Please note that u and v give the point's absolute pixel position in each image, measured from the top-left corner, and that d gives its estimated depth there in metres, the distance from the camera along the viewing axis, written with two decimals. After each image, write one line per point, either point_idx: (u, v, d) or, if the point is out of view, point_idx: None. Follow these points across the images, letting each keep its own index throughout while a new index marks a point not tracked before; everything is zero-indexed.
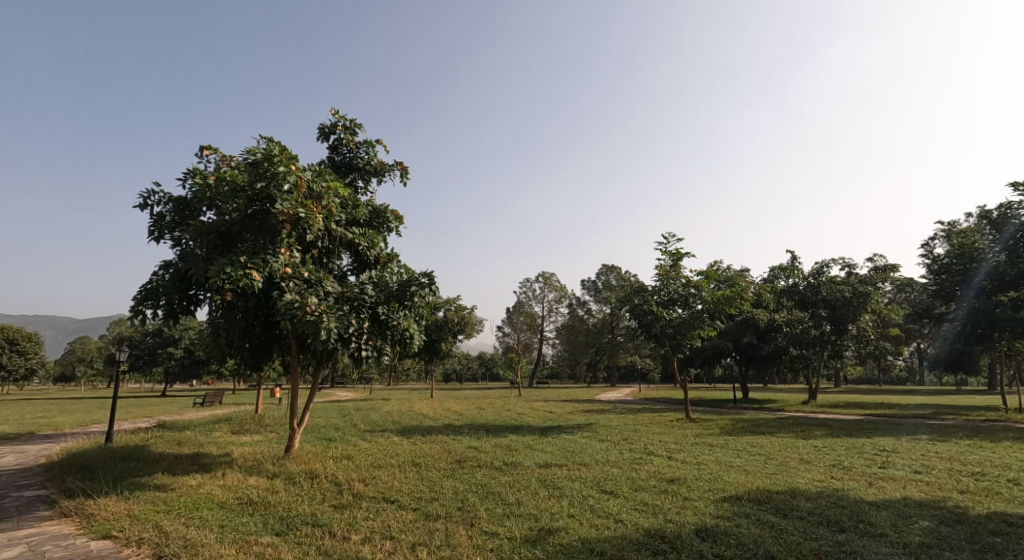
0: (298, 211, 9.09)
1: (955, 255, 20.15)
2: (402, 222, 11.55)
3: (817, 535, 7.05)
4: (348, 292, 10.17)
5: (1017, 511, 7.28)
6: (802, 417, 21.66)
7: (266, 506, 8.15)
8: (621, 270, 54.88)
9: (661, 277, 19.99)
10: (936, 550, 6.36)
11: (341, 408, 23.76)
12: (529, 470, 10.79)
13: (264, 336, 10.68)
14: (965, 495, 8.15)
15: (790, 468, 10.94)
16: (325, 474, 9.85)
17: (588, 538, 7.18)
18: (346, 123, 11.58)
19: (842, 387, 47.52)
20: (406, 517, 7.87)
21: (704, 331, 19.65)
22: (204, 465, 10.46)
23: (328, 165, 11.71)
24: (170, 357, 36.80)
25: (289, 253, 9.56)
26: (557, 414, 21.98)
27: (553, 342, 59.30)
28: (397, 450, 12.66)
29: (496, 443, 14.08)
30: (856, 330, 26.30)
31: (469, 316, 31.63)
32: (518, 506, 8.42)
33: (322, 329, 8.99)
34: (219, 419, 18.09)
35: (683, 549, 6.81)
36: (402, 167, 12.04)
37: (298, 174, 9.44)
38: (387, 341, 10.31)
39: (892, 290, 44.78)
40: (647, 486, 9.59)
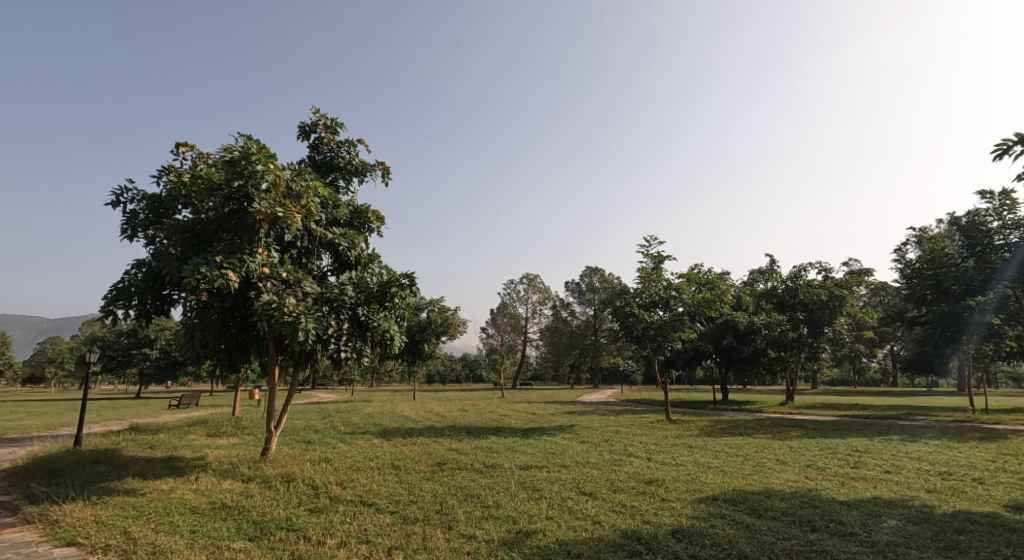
0: (276, 210, 8.95)
1: (925, 260, 20.46)
2: (383, 222, 11.45)
3: (790, 535, 7.14)
4: (327, 292, 10.04)
5: (980, 509, 7.46)
6: (779, 417, 22.49)
7: (240, 511, 8.02)
8: (605, 272, 55.26)
9: (643, 279, 20.14)
10: (903, 548, 6.48)
11: (322, 410, 23.50)
12: (509, 473, 10.78)
13: (240, 337, 10.52)
14: (932, 494, 8.32)
15: (767, 469, 11.08)
16: (301, 478, 9.73)
17: (566, 539, 7.19)
18: (326, 122, 11.48)
19: (818, 388, 48.44)
20: (383, 521, 7.80)
21: (684, 333, 19.83)
22: (177, 469, 10.26)
23: (308, 165, 11.59)
24: (145, 358, 36.05)
25: (267, 253, 9.42)
26: (540, 416, 22.04)
27: (536, 343, 59.54)
28: (377, 452, 12.55)
29: (477, 445, 14.05)
30: (832, 333, 26.58)
31: (453, 317, 31.55)
32: (496, 509, 8.40)
33: (299, 330, 8.87)
34: (194, 421, 17.74)
35: (659, 549, 6.87)
36: (384, 167, 11.96)
37: (277, 173, 9.30)
38: (367, 342, 10.22)
39: (867, 293, 45.84)
40: (625, 487, 9.63)
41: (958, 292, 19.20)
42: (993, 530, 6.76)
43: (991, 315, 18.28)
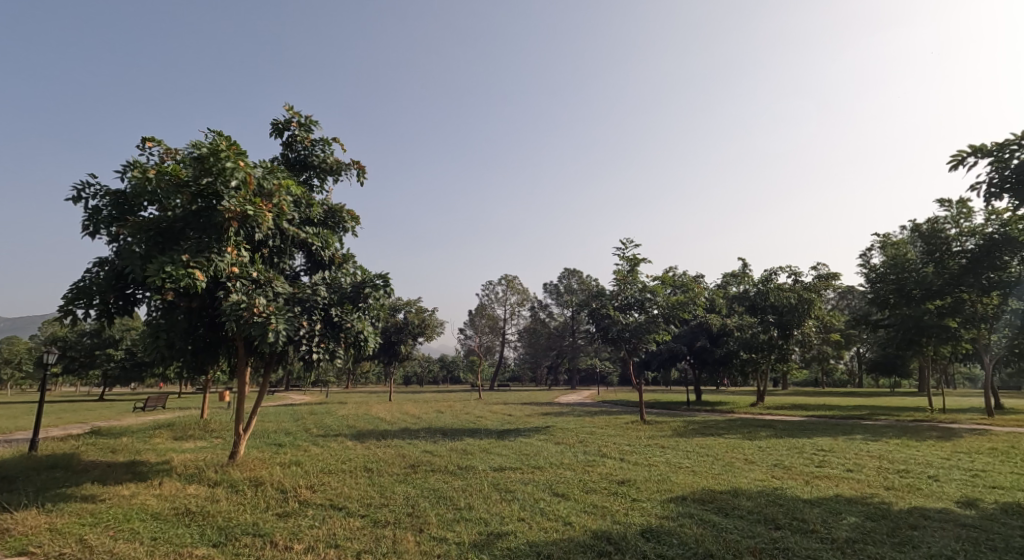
0: (245, 209, 8.76)
1: (888, 265, 21.15)
2: (358, 222, 11.33)
3: (754, 533, 7.26)
4: (299, 293, 9.89)
5: (934, 505, 7.72)
6: (748, 417, 23.10)
7: (204, 516, 7.85)
8: (583, 274, 55.73)
9: (619, 281, 20.29)
10: (860, 544, 6.66)
11: (293, 412, 23.05)
12: (482, 474, 10.76)
13: (208, 338, 10.30)
14: (890, 491, 8.59)
15: (735, 469, 11.27)
16: (270, 482, 9.57)
17: (536, 541, 7.22)
18: (300, 119, 11.31)
19: (788, 389, 49.50)
20: (353, 525, 7.72)
21: (659, 334, 20.05)
22: (140, 474, 10.00)
23: (281, 162, 11.42)
24: (110, 359, 34.99)
25: (236, 252, 9.19)
26: (516, 417, 22.03)
27: (514, 345, 59.65)
28: (349, 455, 12.39)
29: (451, 446, 13.99)
30: (801, 335, 27.16)
31: (430, 318, 31.28)
32: (468, 511, 8.38)
33: (269, 331, 8.74)
34: (160, 424, 17.26)
35: (628, 549, 6.94)
36: (359, 166, 11.85)
37: (247, 170, 9.12)
38: (340, 343, 10.09)
39: (835, 297, 47.00)
40: (597, 488, 9.72)
41: (919, 296, 19.67)
42: (945, 526, 6.99)
43: (948, 318, 19.27)
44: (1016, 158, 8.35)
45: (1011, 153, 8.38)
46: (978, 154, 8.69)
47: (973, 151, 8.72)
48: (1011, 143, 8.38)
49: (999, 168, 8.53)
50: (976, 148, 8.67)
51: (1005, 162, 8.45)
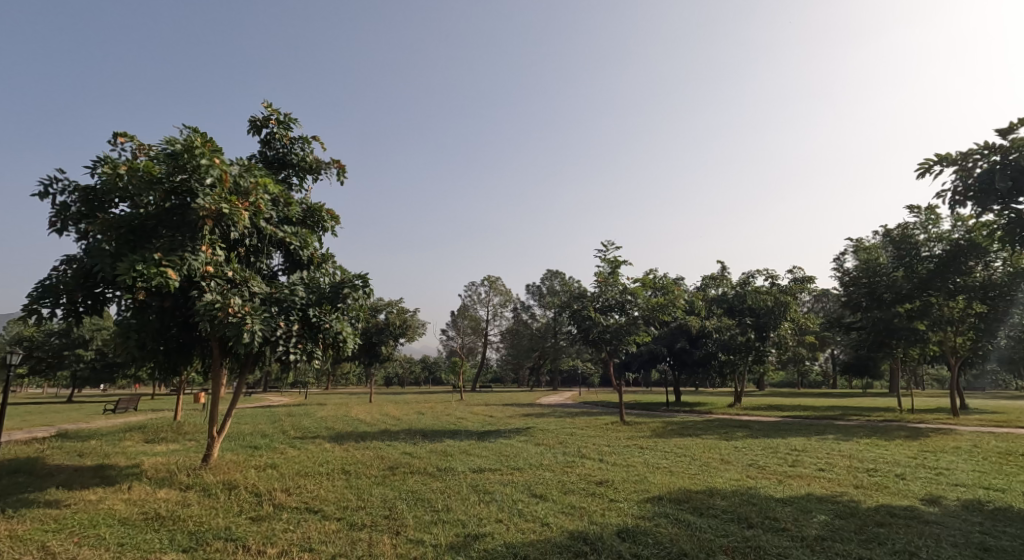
0: (220, 207, 8.60)
1: (861, 270, 21.53)
2: (337, 221, 11.15)
3: (727, 532, 7.35)
4: (276, 293, 9.74)
5: (900, 503, 7.90)
6: (724, 417, 23.74)
7: (174, 521, 7.70)
8: (565, 276, 56.10)
9: (600, 283, 20.39)
10: (829, 542, 6.79)
11: (271, 414, 22.74)
12: (461, 476, 10.73)
13: (182, 338, 10.08)
14: (859, 489, 8.76)
15: (711, 469, 11.40)
16: (244, 485, 9.41)
17: (513, 542, 7.22)
18: (279, 117, 11.11)
19: (765, 391, 50.36)
20: (330, 528, 7.63)
21: (639, 336, 20.23)
22: (108, 478, 9.77)
23: (259, 160, 11.25)
24: (79, 360, 34.18)
25: (211, 251, 8.99)
26: (497, 419, 22.03)
27: (497, 346, 59.66)
28: (326, 457, 12.28)
29: (431, 448, 13.92)
30: (777, 337, 27.45)
31: (411, 319, 31.07)
32: (446, 513, 8.35)
33: (244, 332, 8.58)
34: (131, 427, 16.88)
35: (604, 549, 6.97)
36: (339, 165, 11.66)
37: (223, 168, 8.96)
38: (318, 344, 9.96)
39: (810, 300, 47.97)
40: (576, 488, 9.75)
41: (890, 299, 20.20)
42: (909, 523, 7.16)
43: (917, 321, 19.71)
44: (979, 167, 8.61)
45: (975, 162, 8.63)
46: (944, 163, 8.93)
47: (940, 159, 8.95)
48: (975, 153, 8.63)
49: (963, 177, 8.79)
50: (942, 156, 8.91)
51: (969, 171, 8.70)
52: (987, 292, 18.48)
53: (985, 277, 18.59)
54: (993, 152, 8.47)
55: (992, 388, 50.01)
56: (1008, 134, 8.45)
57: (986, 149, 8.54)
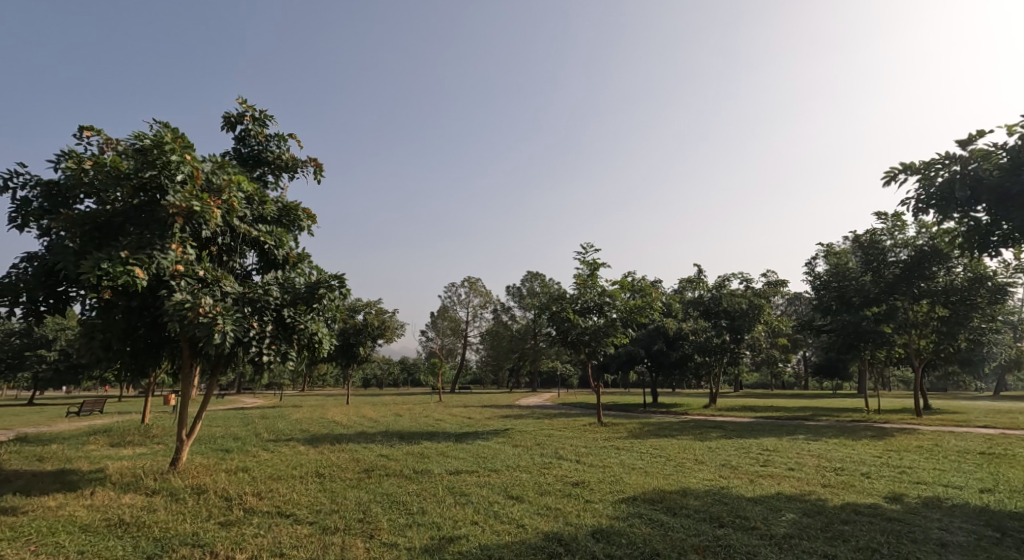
0: (191, 204, 8.44)
1: (830, 274, 21.96)
2: (314, 220, 10.91)
3: (699, 531, 7.44)
4: (249, 293, 9.53)
5: (865, 501, 8.08)
6: (699, 417, 24.52)
7: (139, 527, 7.52)
8: (545, 277, 56.36)
9: (579, 285, 20.43)
10: (797, 539, 6.92)
11: (244, 416, 22.37)
12: (437, 478, 10.68)
13: (150, 338, 9.81)
14: (827, 488, 8.94)
15: (685, 469, 11.52)
16: (214, 489, 9.23)
17: (488, 544, 7.20)
18: (254, 113, 10.89)
19: (740, 392, 51.24)
20: (302, 532, 7.53)
21: (617, 338, 20.42)
22: (70, 483, 9.51)
23: (233, 157, 11.04)
24: (41, 361, 33.11)
25: (181, 249, 8.77)
26: (475, 420, 22.00)
27: (476, 348, 59.59)
28: (301, 460, 12.10)
29: (407, 450, 13.82)
30: (751, 340, 27.76)
31: (390, 320, 30.81)
32: (421, 516, 8.30)
33: (215, 332, 8.38)
34: (96, 430, 16.40)
35: (578, 550, 7.01)
36: (316, 163, 11.43)
37: (194, 164, 8.77)
38: (293, 345, 9.79)
39: (783, 302, 48.99)
40: (552, 490, 9.77)
41: (858, 303, 20.68)
42: (873, 520, 7.33)
43: (883, 325, 20.41)
44: (940, 176, 8.87)
45: (936, 172, 8.89)
46: (908, 171, 9.18)
47: (904, 168, 9.19)
48: (937, 162, 8.88)
49: (925, 186, 9.05)
50: (906, 165, 9.15)
51: (931, 180, 8.96)
52: (949, 297, 19.18)
53: (947, 282, 19.16)
54: (954, 162, 8.73)
55: (953, 390, 51.72)
56: (968, 144, 8.71)
57: (947, 159, 8.79)
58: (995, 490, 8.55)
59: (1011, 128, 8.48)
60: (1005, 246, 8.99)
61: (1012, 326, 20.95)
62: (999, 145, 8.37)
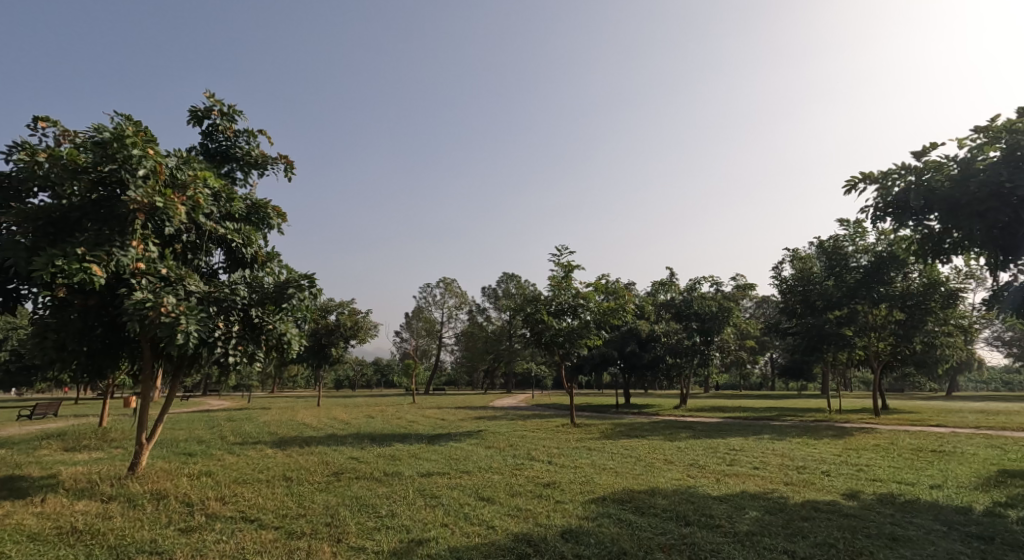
0: (153, 200, 8.22)
1: (796, 278, 22.71)
2: (284, 218, 10.71)
3: (666, 530, 7.55)
4: (215, 292, 9.24)
5: (824, 498, 8.30)
6: (669, 417, 25.07)
7: (93, 535, 7.28)
8: (520, 279, 56.50)
9: (553, 287, 20.53)
10: (759, 536, 7.07)
11: (209, 419, 21.84)
12: (408, 480, 10.61)
13: (108, 338, 9.45)
14: (789, 486, 9.17)
15: (654, 469, 11.67)
16: (174, 495, 8.99)
17: (458, 546, 7.18)
18: (222, 107, 10.61)
19: (709, 392, 52.18)
20: (266, 538, 7.39)
21: (590, 340, 20.59)
22: (19, 491, 9.15)
23: (200, 152, 10.76)
24: None
25: (143, 246, 8.53)
26: (448, 421, 21.91)
27: (451, 349, 59.33)
28: (268, 463, 11.87)
29: (378, 452, 13.70)
30: (720, 342, 28.44)
31: (363, 320, 30.42)
32: (390, 519, 8.22)
33: (178, 333, 8.13)
34: (50, 434, 15.81)
35: (547, 550, 7.03)
36: (287, 160, 11.20)
37: (157, 159, 8.54)
38: (261, 346, 9.60)
39: (753, 306, 50.07)
40: (523, 491, 9.79)
41: (821, 306, 21.42)
42: (832, 516, 7.54)
43: (845, 327, 20.83)
44: (897, 186, 9.20)
45: (893, 181, 9.21)
46: (867, 180, 9.48)
47: (864, 177, 9.50)
48: (894, 172, 9.19)
49: (883, 195, 9.37)
50: (866, 175, 9.46)
51: (888, 189, 9.29)
52: (905, 300, 19.86)
53: (904, 287, 19.96)
54: (909, 172, 9.06)
55: (909, 390, 53.56)
56: (922, 156, 9.07)
57: (904, 169, 9.12)
58: (946, 485, 8.88)
59: (960, 142, 8.91)
60: (956, 252, 9.35)
61: (964, 330, 21.79)
62: (951, 157, 8.75)
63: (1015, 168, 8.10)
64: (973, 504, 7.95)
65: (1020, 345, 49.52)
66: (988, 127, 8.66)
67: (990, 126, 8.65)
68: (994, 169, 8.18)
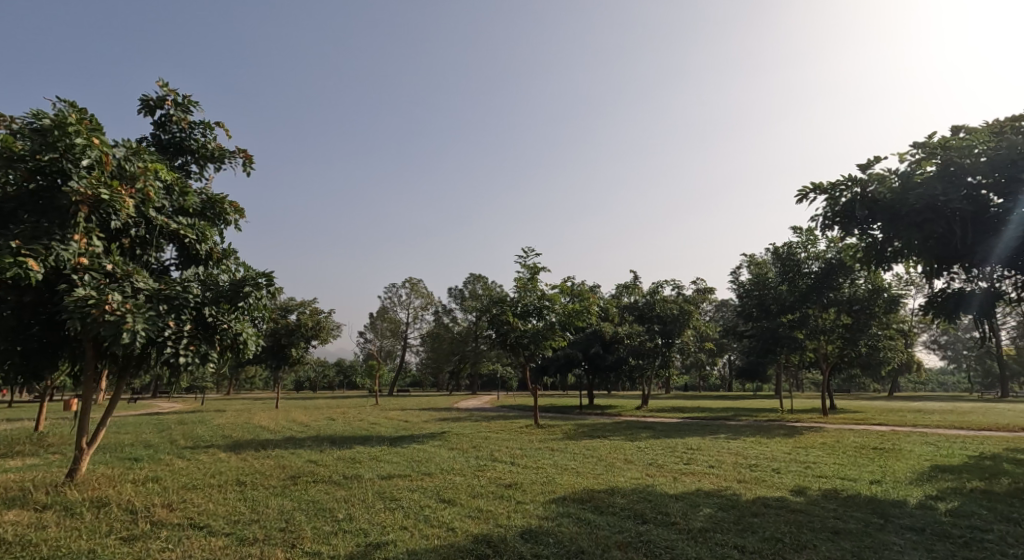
0: (98, 192, 7.91)
1: (752, 282, 23.30)
2: (241, 214, 10.45)
3: (623, 528, 7.67)
4: (166, 289, 8.91)
5: (774, 494, 8.59)
6: (630, 417, 25.71)
7: (25, 547, 6.96)
8: (487, 281, 56.50)
9: (519, 289, 20.58)
10: (712, 533, 7.26)
11: (160, 422, 21.01)
12: (367, 483, 10.47)
13: (46, 337, 9.04)
14: (742, 483, 9.45)
15: (614, 468, 11.84)
16: (117, 502, 8.68)
17: (416, 549, 7.13)
18: (176, 98, 10.28)
19: (670, 394, 53.25)
20: (215, 545, 7.20)
21: (555, 341, 20.70)
22: None
23: (152, 144, 10.40)
24: None
25: (86, 241, 8.19)
26: (411, 423, 21.73)
27: (416, 350, 58.84)
28: (220, 468, 11.54)
29: (338, 455, 13.47)
30: (681, 344, 29.14)
31: (325, 320, 29.81)
32: (348, 522, 8.11)
33: (124, 332, 7.81)
34: None
35: (506, 551, 7.06)
36: (245, 154, 10.92)
37: (103, 149, 8.23)
38: (215, 346, 9.33)
39: (712, 309, 51.49)
40: (484, 492, 9.80)
41: (776, 310, 22.12)
42: (780, 512, 7.79)
43: (797, 330, 21.42)
44: (844, 197, 9.60)
45: (841, 193, 9.59)
46: (817, 191, 9.86)
47: (814, 188, 9.86)
48: (841, 184, 9.58)
49: (832, 205, 9.77)
50: (816, 185, 9.83)
51: (836, 200, 9.69)
52: (852, 305, 20.91)
53: (851, 292, 20.94)
54: (855, 184, 9.44)
55: (855, 391, 55.91)
56: (867, 168, 9.47)
57: (850, 181, 9.50)
58: (884, 481, 9.30)
59: (901, 156, 9.33)
60: (897, 260, 9.83)
61: (904, 333, 22.98)
62: (892, 171, 9.16)
63: (949, 182, 8.54)
64: (908, 497, 8.35)
65: (953, 348, 52.49)
66: (926, 143, 9.10)
67: (927, 141, 9.07)
68: (929, 184, 8.61)
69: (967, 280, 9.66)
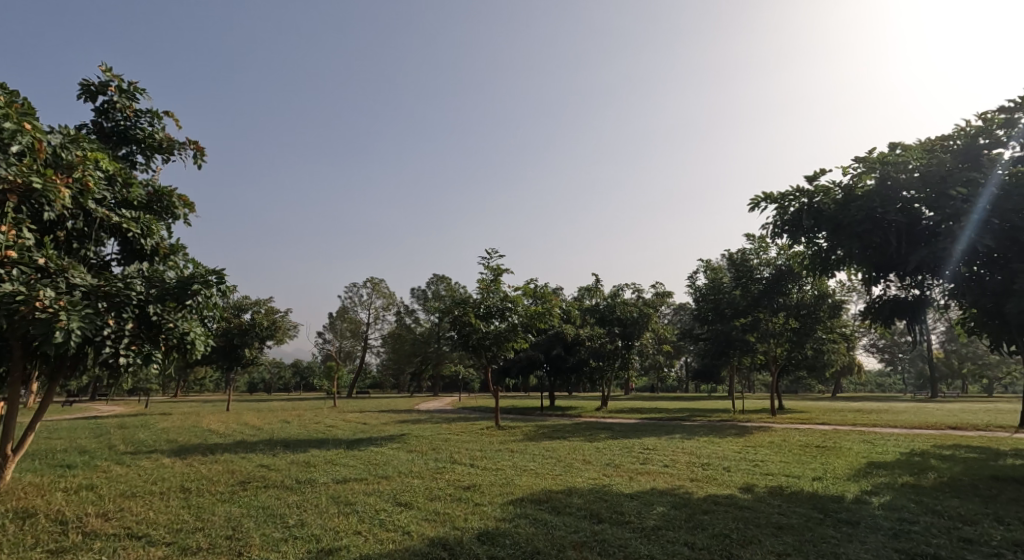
0: (30, 180, 7.47)
1: (708, 287, 23.84)
2: (190, 208, 10.05)
3: (579, 528, 7.70)
4: (105, 286, 8.47)
5: (723, 492, 8.79)
6: (589, 418, 26.24)
7: None
8: (450, 282, 56.34)
9: (481, 290, 20.49)
10: (664, 530, 7.37)
11: (100, 426, 20.01)
12: (321, 487, 10.21)
13: None
14: (694, 482, 9.63)
15: (572, 469, 11.91)
16: (46, 512, 8.20)
17: (370, 553, 7.01)
18: (122, 85, 9.84)
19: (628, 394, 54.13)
20: (154, 555, 6.88)
21: (516, 342, 20.68)
22: None
23: (94, 132, 9.93)
24: None
25: (15, 232, 7.71)
26: (369, 425, 21.37)
27: (376, 351, 58.07)
28: (163, 474, 11.07)
29: (291, 459, 13.13)
30: (640, 346, 29.54)
31: (281, 320, 29.08)
32: (299, 528, 7.90)
33: (56, 330, 7.37)
34: None
35: (462, 553, 7.00)
36: (196, 147, 10.58)
37: (36, 136, 7.80)
38: (159, 346, 8.97)
39: (670, 311, 52.67)
40: (442, 494, 9.69)
41: (730, 314, 22.69)
42: (730, 509, 7.98)
43: (749, 334, 22.20)
44: (792, 207, 9.94)
45: (790, 203, 9.93)
46: (768, 201, 10.16)
47: (766, 197, 10.15)
48: (790, 194, 9.89)
49: (781, 214, 10.12)
50: (767, 195, 10.11)
51: (785, 209, 10.02)
52: (800, 310, 21.56)
53: (799, 298, 21.58)
54: (803, 195, 9.79)
55: (802, 392, 57.88)
56: (813, 180, 9.85)
57: (798, 192, 9.84)
58: (826, 477, 9.64)
59: (844, 169, 9.75)
60: (839, 269, 10.27)
61: (847, 338, 23.90)
62: (836, 184, 9.57)
63: (886, 195, 8.97)
64: (848, 493, 8.68)
65: (891, 351, 54.95)
66: (866, 158, 9.55)
67: (866, 157, 9.52)
68: (868, 195, 9.03)
69: (903, 288, 10.10)
